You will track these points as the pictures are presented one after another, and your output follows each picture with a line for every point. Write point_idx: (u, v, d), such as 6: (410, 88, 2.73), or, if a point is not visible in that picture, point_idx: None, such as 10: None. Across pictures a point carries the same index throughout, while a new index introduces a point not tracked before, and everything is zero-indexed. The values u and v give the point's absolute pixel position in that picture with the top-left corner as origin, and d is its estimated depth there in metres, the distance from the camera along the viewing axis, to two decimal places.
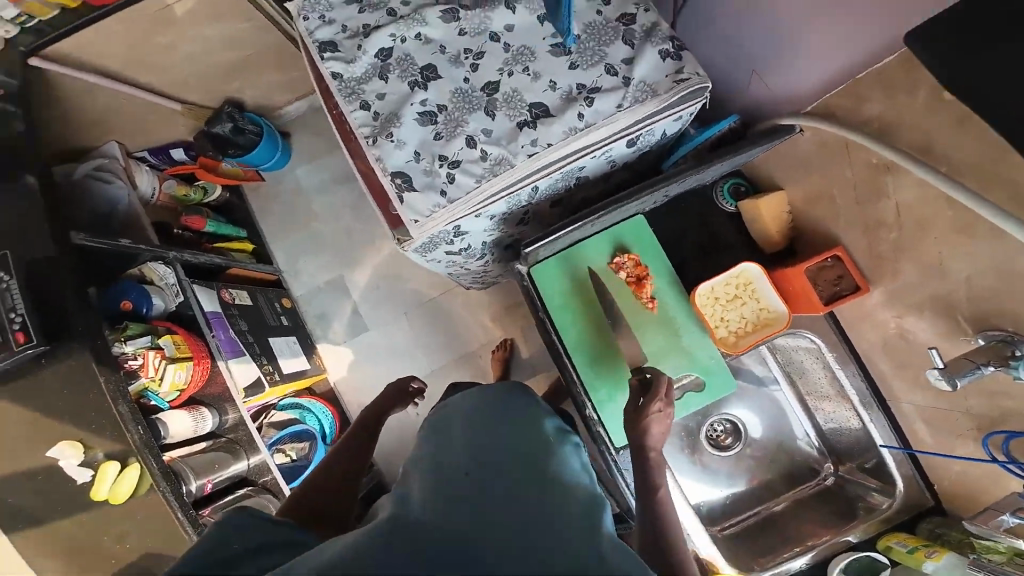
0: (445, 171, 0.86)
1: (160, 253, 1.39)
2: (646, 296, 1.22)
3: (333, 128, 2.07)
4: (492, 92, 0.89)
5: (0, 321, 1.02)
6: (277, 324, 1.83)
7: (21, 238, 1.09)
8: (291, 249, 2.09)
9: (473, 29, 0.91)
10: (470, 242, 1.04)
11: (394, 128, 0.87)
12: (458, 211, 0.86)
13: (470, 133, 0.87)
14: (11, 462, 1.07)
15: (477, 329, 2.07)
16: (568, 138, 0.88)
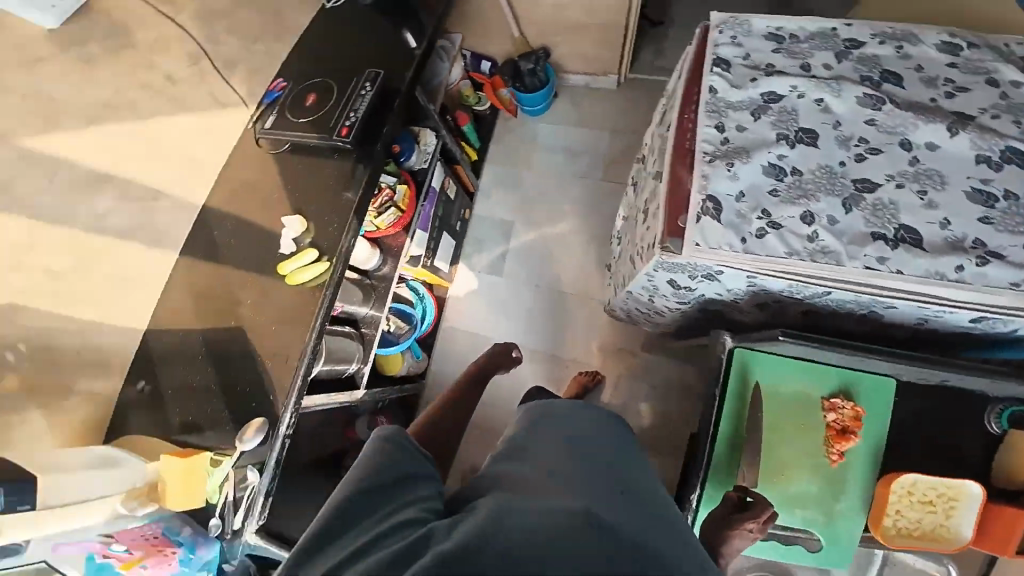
0: (758, 225, 0.87)
1: (438, 126, 1.81)
2: (838, 449, 1.18)
3: (593, 108, 2.37)
4: (846, 190, 0.89)
5: (343, 113, 1.38)
6: (452, 226, 2.11)
7: (392, 71, 1.48)
8: (494, 179, 2.39)
9: (888, 127, 0.94)
10: (701, 291, 1.03)
11: (739, 161, 0.89)
12: (744, 265, 0.86)
13: (813, 210, 0.88)
14: (263, 206, 1.38)
15: (581, 343, 2.09)
16: (921, 279, 0.86)
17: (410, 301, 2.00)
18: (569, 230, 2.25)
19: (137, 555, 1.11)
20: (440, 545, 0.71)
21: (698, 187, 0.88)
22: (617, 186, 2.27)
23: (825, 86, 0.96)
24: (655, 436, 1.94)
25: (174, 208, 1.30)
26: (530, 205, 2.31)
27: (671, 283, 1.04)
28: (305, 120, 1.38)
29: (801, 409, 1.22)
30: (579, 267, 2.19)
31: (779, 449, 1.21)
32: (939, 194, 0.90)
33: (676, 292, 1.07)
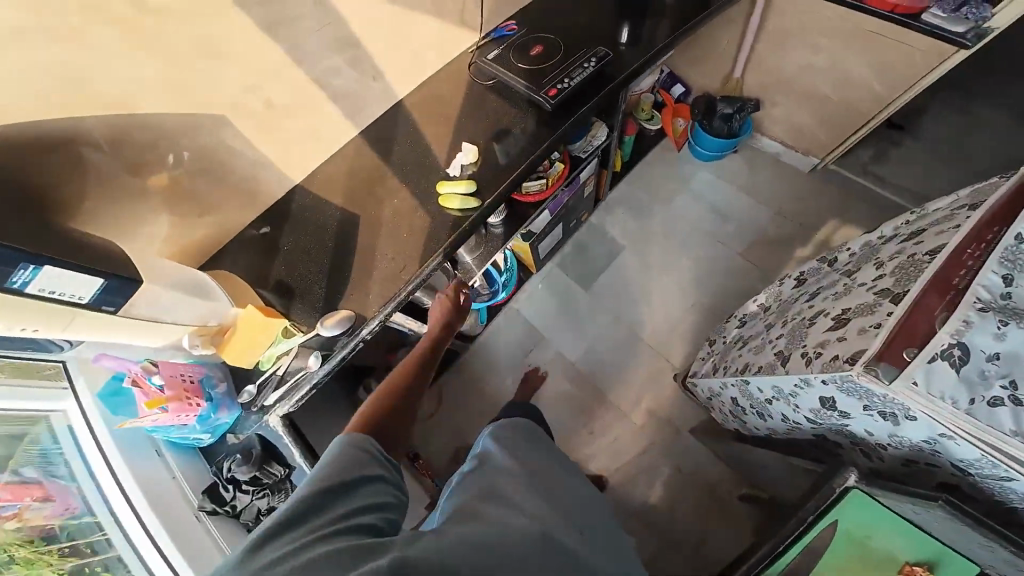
0: (1003, 397, 0.66)
1: (615, 126, 1.76)
2: None
3: (763, 179, 2.25)
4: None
5: (557, 79, 1.44)
6: (570, 223, 2.08)
7: (616, 61, 1.52)
8: (626, 197, 2.31)
9: None
10: (856, 424, 0.85)
11: (1017, 322, 0.68)
12: (962, 430, 0.67)
13: None
14: (441, 131, 1.47)
15: (631, 393, 1.98)
16: None
17: (502, 267, 1.95)
18: (674, 283, 2.12)
19: (165, 394, 1.09)
20: (396, 552, 0.69)
21: (950, 328, 0.68)
22: (752, 264, 2.10)
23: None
24: (657, 523, 1.78)
25: (380, 94, 1.40)
26: (652, 237, 2.22)
27: (824, 399, 0.87)
28: (520, 64, 1.48)
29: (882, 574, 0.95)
30: (671, 317, 2.07)
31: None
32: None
33: (821, 409, 0.89)
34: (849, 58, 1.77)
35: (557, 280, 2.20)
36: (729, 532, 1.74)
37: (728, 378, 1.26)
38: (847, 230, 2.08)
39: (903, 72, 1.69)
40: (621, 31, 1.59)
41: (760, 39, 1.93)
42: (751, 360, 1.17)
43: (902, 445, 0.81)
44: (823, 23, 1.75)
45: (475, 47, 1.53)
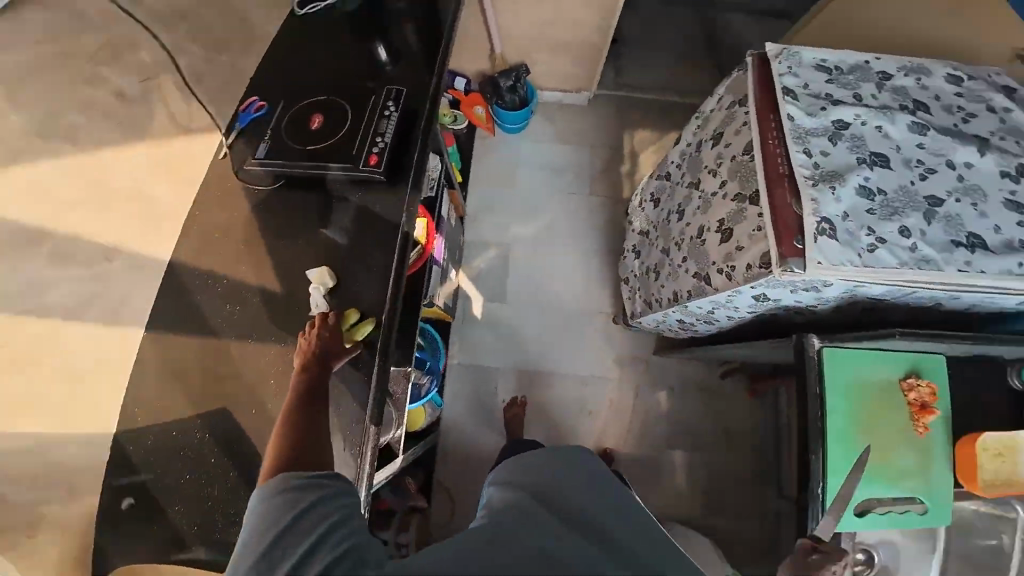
0: (867, 241, 0.84)
1: (440, 149, 1.64)
2: (920, 421, 1.05)
3: (567, 127, 2.48)
4: (943, 198, 0.86)
5: (367, 139, 1.13)
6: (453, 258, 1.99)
7: (414, 84, 1.23)
8: (480, 200, 2.28)
9: (933, 149, 0.90)
10: (790, 300, 1.01)
11: (837, 183, 0.87)
12: (864, 278, 0.83)
13: (907, 225, 0.85)
14: (256, 259, 1.09)
15: (597, 358, 2.08)
16: (1003, 277, 0.82)
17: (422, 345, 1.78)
18: (566, 249, 2.24)
19: None
20: None
21: (809, 209, 0.86)
22: (603, 196, 2.36)
23: (892, 104, 0.94)
24: (682, 434, 2.00)
25: (135, 269, 1.03)
26: (524, 222, 2.26)
27: (764, 296, 1.02)
28: (297, 142, 1.13)
29: (887, 397, 1.06)
30: (581, 276, 2.20)
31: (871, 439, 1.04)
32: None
33: (765, 304, 1.05)
34: (571, 5, 1.94)
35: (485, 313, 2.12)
36: (729, 402, 2.03)
37: (672, 311, 1.40)
38: (640, 135, 2.50)
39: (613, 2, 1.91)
40: (376, 49, 1.28)
41: (498, 11, 1.98)
42: (675, 288, 1.31)
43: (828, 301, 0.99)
44: None
45: (226, 149, 1.14)
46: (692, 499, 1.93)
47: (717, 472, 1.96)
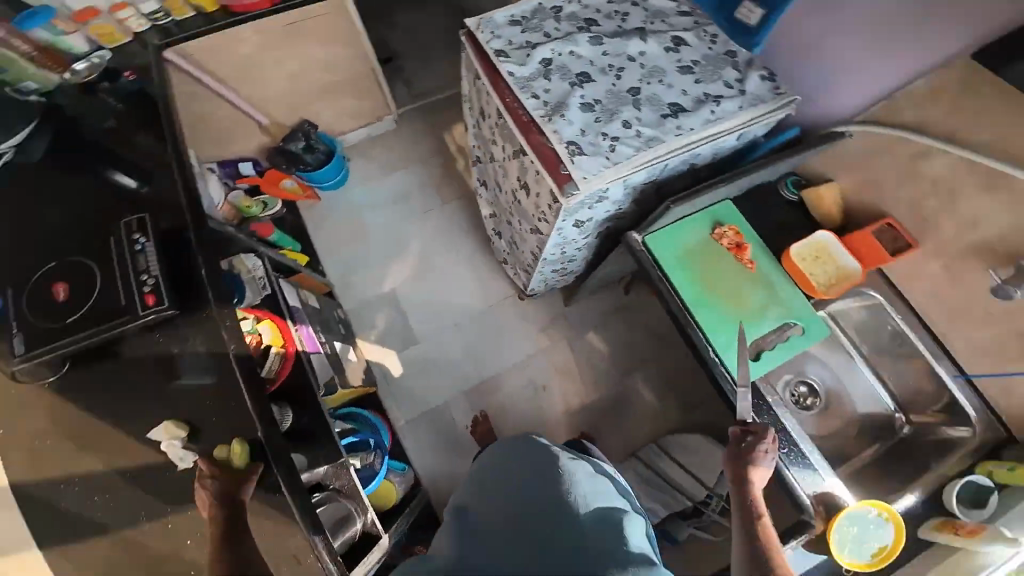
0: (607, 144, 0.97)
1: (253, 246, 1.57)
2: (746, 259, 1.07)
3: (392, 154, 2.24)
4: (639, 84, 1.02)
5: (133, 281, 0.95)
6: (337, 331, 1.91)
7: (161, 198, 1.07)
8: (342, 262, 2.15)
9: (614, 51, 1.07)
10: (597, 214, 1.12)
11: (564, 110, 0.99)
12: (620, 172, 0.95)
13: (625, 118, 0.99)
14: (66, 474, 0.91)
15: (524, 339, 2.12)
16: (706, 125, 0.97)
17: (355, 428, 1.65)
18: (448, 265, 2.17)
19: None
20: None
21: (556, 139, 0.97)
22: (457, 202, 2.23)
23: (575, 29, 1.09)
24: (625, 359, 2.12)
25: None
26: (394, 261, 2.17)
27: (578, 221, 1.12)
28: (57, 325, 0.93)
29: (708, 251, 1.09)
30: (473, 283, 2.16)
31: (716, 294, 1.06)
32: (701, 50, 1.06)
33: (583, 227, 1.17)
34: (302, 48, 1.62)
35: (404, 363, 2.06)
36: (649, 307, 2.21)
37: (548, 267, 1.48)
38: (458, 127, 2.29)
39: (344, 33, 1.61)
40: (116, 180, 1.07)
41: (230, 83, 1.66)
42: (531, 248, 1.39)
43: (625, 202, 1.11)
44: (254, 43, 1.54)
45: None
46: (665, 409, 2.06)
47: (671, 373, 2.11)
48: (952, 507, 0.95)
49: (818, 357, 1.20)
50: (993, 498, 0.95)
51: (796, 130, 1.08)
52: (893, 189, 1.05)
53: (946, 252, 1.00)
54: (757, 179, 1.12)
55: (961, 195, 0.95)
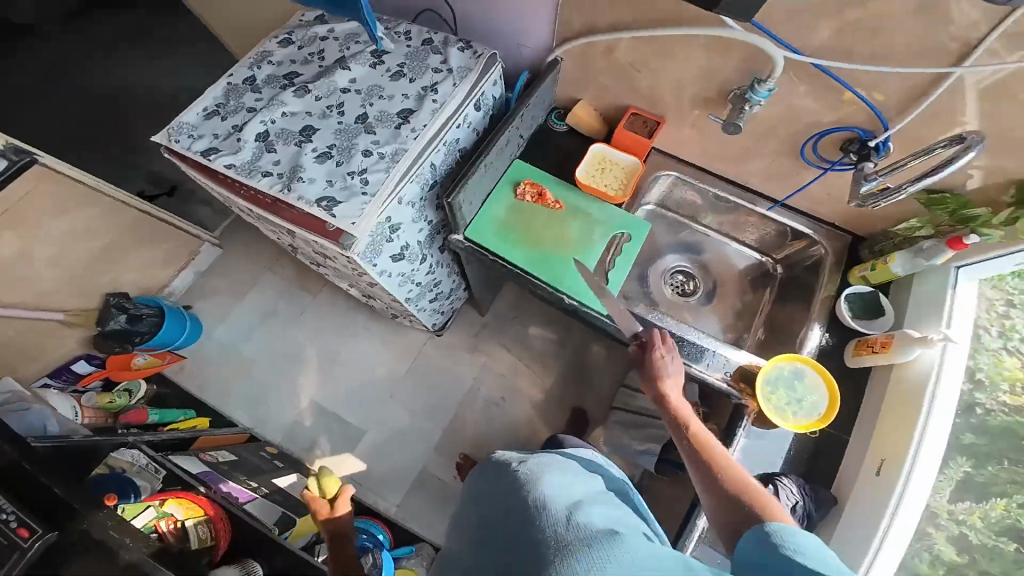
0: (358, 182, 0.83)
1: (119, 438, 1.06)
2: (552, 203, 1.05)
3: (235, 278, 1.99)
4: (363, 109, 0.88)
5: None
6: (273, 467, 1.62)
7: None
8: (245, 403, 1.89)
9: (323, 91, 0.88)
10: (408, 240, 0.99)
11: (300, 173, 0.84)
12: (383, 200, 0.83)
13: (363, 147, 0.85)
14: None
15: (462, 368, 1.93)
16: (438, 112, 0.87)
17: None
18: (350, 347, 1.97)
19: None
20: None
21: (305, 204, 0.82)
22: (326, 287, 2.02)
23: (273, 85, 0.90)
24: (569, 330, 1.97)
25: None
26: (294, 374, 1.94)
27: (394, 257, 1.00)
28: None
29: (518, 215, 1.05)
30: (387, 348, 1.96)
31: (543, 248, 1.02)
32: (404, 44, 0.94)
33: (407, 261, 1.05)
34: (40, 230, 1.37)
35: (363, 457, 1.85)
36: None
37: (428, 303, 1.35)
38: None
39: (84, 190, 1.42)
40: None
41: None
42: (390, 300, 1.26)
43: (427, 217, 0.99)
44: None
45: None
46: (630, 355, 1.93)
47: None
48: (850, 324, 0.86)
49: (670, 244, 1.13)
50: (882, 299, 0.86)
51: (525, 73, 1.05)
52: (616, 92, 1.02)
53: (686, 115, 0.95)
54: (524, 132, 1.08)
55: (653, 61, 0.89)
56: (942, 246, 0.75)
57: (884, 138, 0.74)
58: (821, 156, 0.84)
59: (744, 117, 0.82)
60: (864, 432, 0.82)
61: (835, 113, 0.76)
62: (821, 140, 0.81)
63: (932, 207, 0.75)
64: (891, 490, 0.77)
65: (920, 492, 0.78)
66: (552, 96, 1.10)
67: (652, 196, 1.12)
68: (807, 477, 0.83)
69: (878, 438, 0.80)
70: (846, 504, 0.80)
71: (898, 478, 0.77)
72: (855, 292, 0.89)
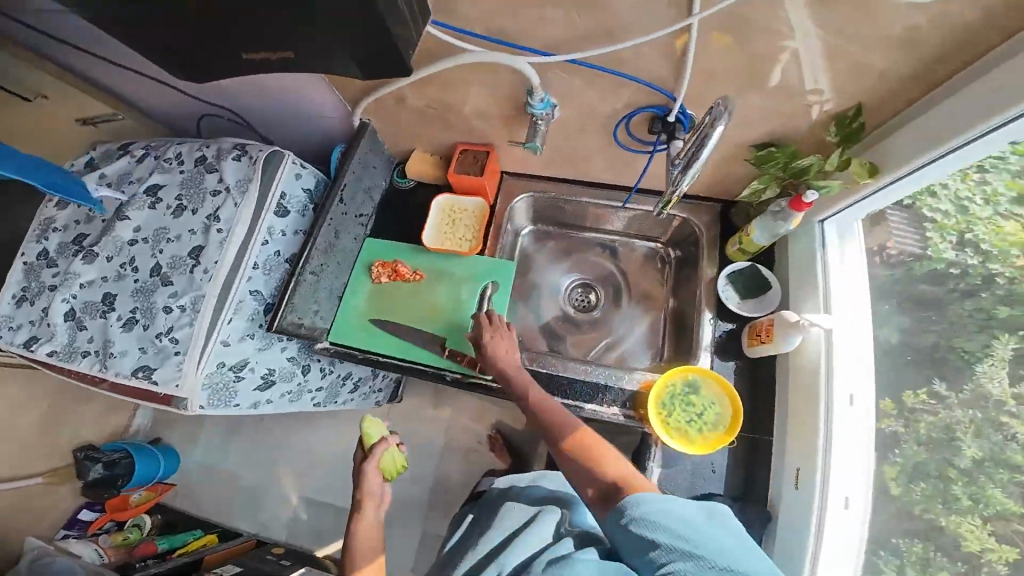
0: (168, 341, 0.88)
1: None
2: (409, 276, 0.96)
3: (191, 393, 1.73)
4: (155, 259, 0.92)
5: None
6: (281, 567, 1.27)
7: None
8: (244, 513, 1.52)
9: (113, 252, 0.93)
10: (269, 367, 0.98)
11: (113, 345, 0.89)
12: (199, 352, 0.87)
13: (163, 304, 0.89)
14: None
15: (430, 429, 1.67)
16: (224, 248, 0.90)
17: None
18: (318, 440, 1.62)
19: None
20: None
21: (125, 373, 0.87)
22: None
23: (65, 253, 0.95)
24: None
25: None
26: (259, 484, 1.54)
27: (261, 386, 0.99)
28: None
29: (376, 301, 0.98)
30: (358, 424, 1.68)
31: (405, 331, 0.94)
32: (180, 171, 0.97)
33: (286, 382, 1.03)
34: None
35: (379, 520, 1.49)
36: None
37: (356, 391, 1.27)
38: None
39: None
40: None
41: None
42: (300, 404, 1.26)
43: (280, 339, 0.97)
44: None
45: None
46: None
47: None
48: (744, 312, 0.81)
49: (556, 262, 1.06)
50: (762, 272, 0.83)
51: (338, 144, 0.99)
52: (433, 133, 0.92)
53: (502, 138, 0.88)
54: (363, 210, 1.00)
55: (447, 101, 0.81)
56: (788, 210, 0.73)
57: (678, 110, 0.69)
58: (639, 139, 0.79)
59: (539, 134, 0.78)
60: (783, 438, 0.74)
61: (620, 99, 0.72)
62: (631, 123, 0.76)
63: (764, 167, 0.71)
64: (811, 505, 0.67)
65: (855, 487, 0.68)
66: (387, 153, 1.01)
67: (521, 221, 1.04)
68: (745, 497, 0.75)
69: (791, 443, 0.72)
70: (781, 520, 0.71)
71: (817, 488, 0.67)
72: (735, 269, 0.84)
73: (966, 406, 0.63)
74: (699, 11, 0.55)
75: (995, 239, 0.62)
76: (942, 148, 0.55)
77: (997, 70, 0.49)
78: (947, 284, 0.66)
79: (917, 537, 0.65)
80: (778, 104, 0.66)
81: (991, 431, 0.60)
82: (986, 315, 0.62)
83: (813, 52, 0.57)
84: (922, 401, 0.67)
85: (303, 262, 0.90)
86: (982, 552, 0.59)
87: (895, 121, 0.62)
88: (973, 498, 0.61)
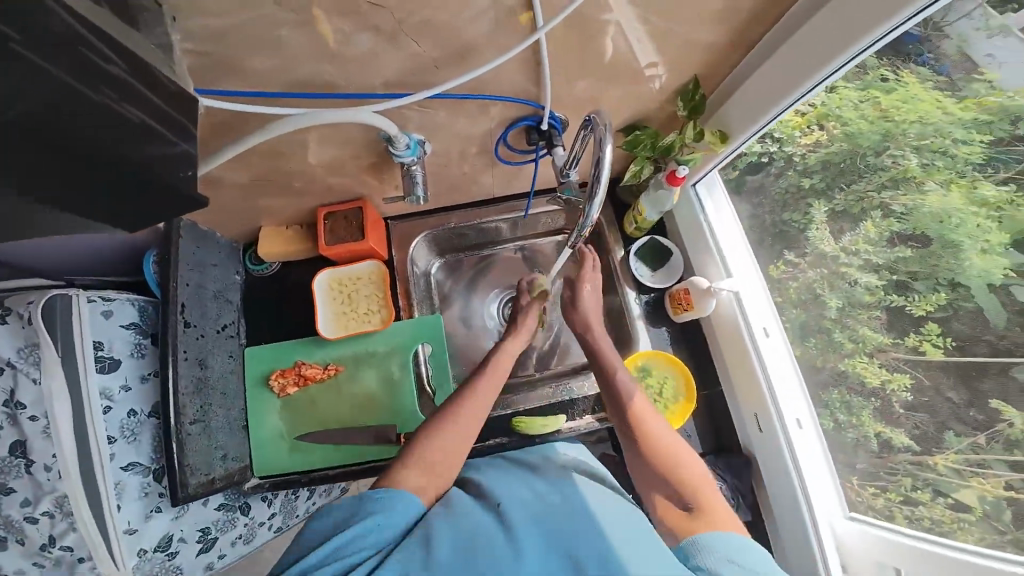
0: (62, 551, 0.68)
1: None
2: (323, 374, 0.82)
3: None
4: None
5: None
6: None
7: None
8: None
9: None
10: (206, 526, 0.79)
11: None
12: (105, 553, 0.68)
13: (17, 517, 0.66)
14: None
15: None
16: (55, 435, 0.65)
17: None
18: None
19: None
20: None
21: None
22: None
23: None
24: None
25: None
26: None
27: (205, 548, 0.80)
28: None
29: (298, 416, 0.82)
30: None
31: (346, 434, 0.81)
32: None
33: (237, 527, 0.84)
34: None
35: None
36: None
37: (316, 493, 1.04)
38: None
39: None
40: None
41: None
42: None
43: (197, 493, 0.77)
44: None
45: None
46: None
47: None
48: (656, 283, 0.87)
49: (478, 290, 0.97)
50: (661, 242, 0.89)
51: (150, 254, 0.78)
52: (284, 201, 0.75)
53: (376, 186, 0.76)
54: (223, 317, 0.80)
55: (290, 164, 0.66)
56: (666, 184, 0.78)
57: (549, 118, 0.66)
58: (518, 151, 0.75)
59: (420, 181, 0.67)
60: (730, 380, 0.83)
61: (491, 117, 0.66)
62: (507, 140, 0.72)
63: (635, 151, 0.74)
64: (777, 437, 0.76)
65: (800, 406, 0.78)
66: (224, 239, 0.81)
67: (426, 260, 0.93)
68: (721, 448, 0.84)
69: (736, 383, 0.82)
70: (755, 453, 0.80)
71: (776, 423, 0.76)
72: (639, 246, 0.89)
73: (815, 266, 0.76)
74: (545, 23, 0.49)
75: (783, 127, 0.72)
76: (767, 117, 0.64)
77: (794, 38, 0.56)
78: (765, 171, 0.79)
79: (832, 387, 0.75)
80: (637, 87, 0.68)
81: (841, 281, 0.72)
82: (797, 189, 0.75)
83: (660, 34, 0.57)
84: (784, 270, 0.80)
85: (178, 416, 0.67)
86: (885, 385, 0.67)
87: (726, 86, 0.70)
88: (853, 339, 0.70)
